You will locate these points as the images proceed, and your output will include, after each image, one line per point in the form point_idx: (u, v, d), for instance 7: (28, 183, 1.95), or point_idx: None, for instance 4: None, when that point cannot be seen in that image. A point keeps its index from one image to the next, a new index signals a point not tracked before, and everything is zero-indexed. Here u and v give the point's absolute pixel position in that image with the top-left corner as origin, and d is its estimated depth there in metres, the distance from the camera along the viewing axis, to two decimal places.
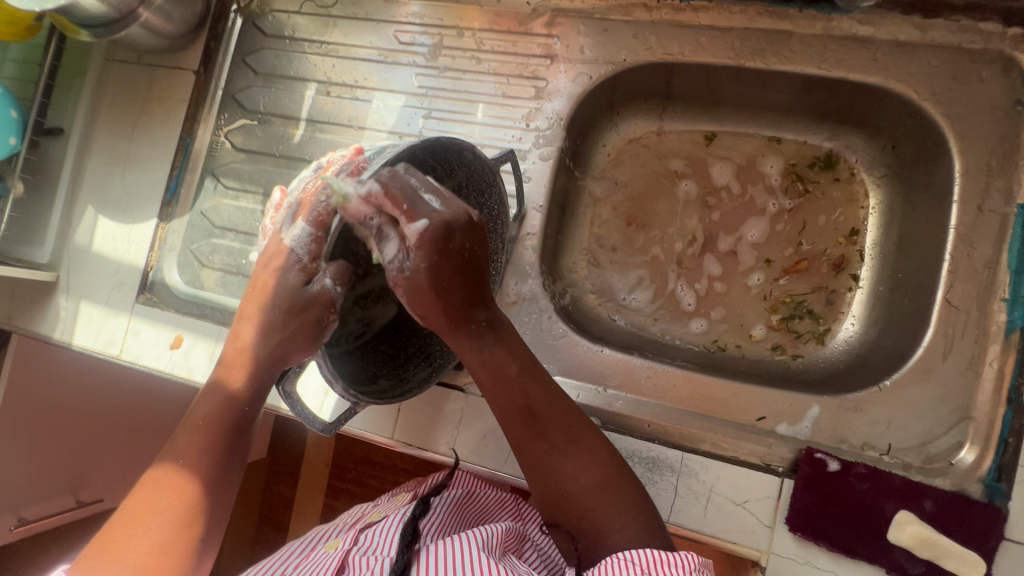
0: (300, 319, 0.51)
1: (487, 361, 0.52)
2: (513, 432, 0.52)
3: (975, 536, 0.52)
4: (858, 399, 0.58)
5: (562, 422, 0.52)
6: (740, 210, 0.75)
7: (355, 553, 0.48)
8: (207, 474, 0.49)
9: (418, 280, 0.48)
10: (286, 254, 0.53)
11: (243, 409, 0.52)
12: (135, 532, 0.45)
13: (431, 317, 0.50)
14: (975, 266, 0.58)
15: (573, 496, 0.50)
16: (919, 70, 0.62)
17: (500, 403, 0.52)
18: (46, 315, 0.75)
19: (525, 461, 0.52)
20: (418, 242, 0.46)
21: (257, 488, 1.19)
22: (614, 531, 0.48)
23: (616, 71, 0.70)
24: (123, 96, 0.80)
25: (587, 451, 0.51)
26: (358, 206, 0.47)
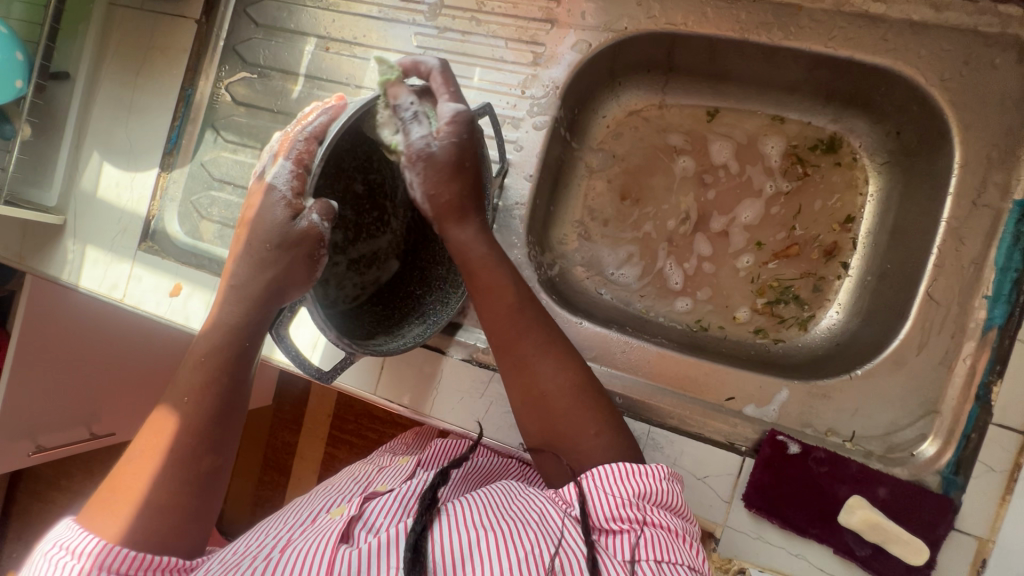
0: (292, 254, 0.50)
1: (483, 254, 0.54)
2: (498, 332, 0.55)
3: (925, 524, 0.53)
4: (827, 386, 0.58)
5: (539, 328, 0.55)
6: (736, 189, 0.74)
7: (360, 527, 0.50)
8: (213, 410, 0.49)
9: (442, 160, 0.51)
10: (267, 191, 0.51)
11: (242, 344, 0.51)
12: (144, 473, 0.47)
13: (443, 202, 0.53)
14: (961, 262, 0.57)
15: (551, 397, 0.53)
16: (929, 53, 0.59)
17: (490, 303, 0.55)
18: (55, 257, 0.78)
19: (508, 361, 0.55)
20: (451, 119, 0.50)
21: (261, 434, 1.25)
22: (589, 436, 0.52)
23: (617, 39, 0.68)
24: (127, 43, 0.81)
25: (564, 355, 0.55)
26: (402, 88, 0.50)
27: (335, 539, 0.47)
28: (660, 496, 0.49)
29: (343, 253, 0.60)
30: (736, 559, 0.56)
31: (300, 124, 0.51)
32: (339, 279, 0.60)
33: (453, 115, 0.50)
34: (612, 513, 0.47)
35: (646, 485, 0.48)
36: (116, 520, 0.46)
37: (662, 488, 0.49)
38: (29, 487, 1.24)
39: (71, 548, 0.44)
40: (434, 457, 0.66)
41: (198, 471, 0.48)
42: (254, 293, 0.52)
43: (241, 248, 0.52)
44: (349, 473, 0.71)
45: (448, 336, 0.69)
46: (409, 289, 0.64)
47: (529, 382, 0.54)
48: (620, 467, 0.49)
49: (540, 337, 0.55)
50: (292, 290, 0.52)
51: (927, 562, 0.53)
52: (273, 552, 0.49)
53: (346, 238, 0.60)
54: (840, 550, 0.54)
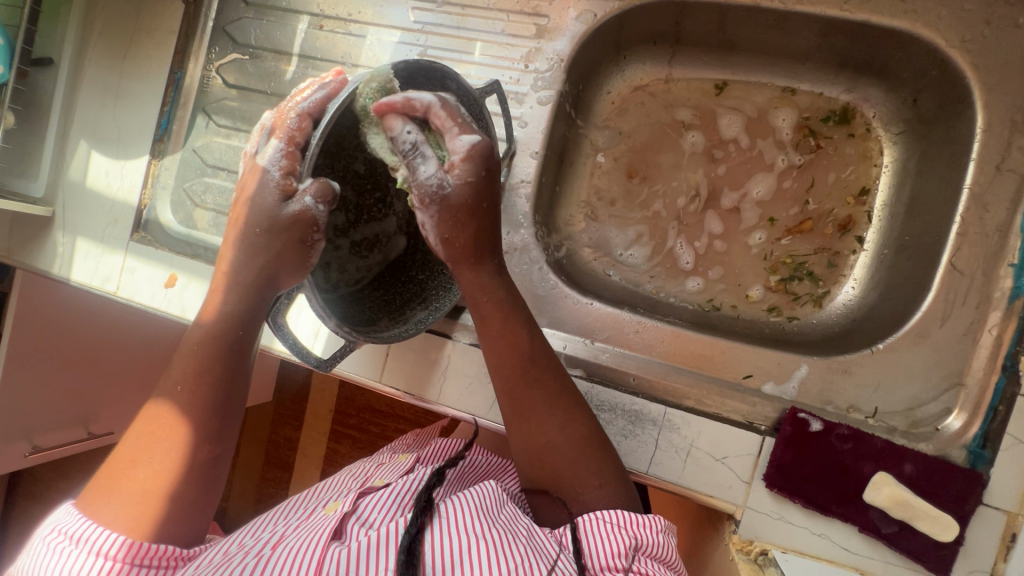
0: (283, 239, 0.48)
1: (500, 297, 0.51)
2: (510, 381, 0.52)
3: (953, 499, 0.52)
4: (848, 361, 0.57)
5: (555, 378, 0.53)
6: (747, 164, 0.72)
7: (353, 523, 0.49)
8: (210, 399, 0.47)
9: (458, 198, 0.46)
10: (260, 172, 0.48)
11: (237, 333, 0.48)
12: (141, 462, 0.45)
13: (457, 243, 0.48)
14: (985, 230, 0.56)
15: (559, 449, 0.51)
16: (951, 12, 0.57)
17: (502, 349, 0.52)
18: (44, 250, 0.76)
19: (515, 409, 0.52)
20: (470, 152, 0.45)
21: (262, 430, 1.23)
22: (592, 487, 0.50)
23: (623, 9, 0.65)
24: (112, 25, 0.77)
25: (575, 404, 0.52)
26: (402, 120, 0.45)
27: (327, 536, 0.46)
28: (656, 548, 0.47)
29: (345, 235, 0.57)
30: (758, 541, 0.55)
31: (295, 99, 0.48)
32: (342, 262, 0.58)
33: (469, 149, 0.45)
34: (608, 562, 0.45)
35: (647, 536, 0.47)
36: (114, 507, 0.44)
37: (659, 540, 0.48)
38: (28, 490, 1.21)
39: (71, 533, 0.43)
40: (434, 453, 0.63)
41: (197, 459, 0.46)
42: (247, 277, 0.49)
43: (234, 233, 0.50)
44: (348, 471, 0.68)
45: (452, 320, 0.67)
46: (412, 274, 0.61)
47: (537, 432, 0.51)
48: (624, 514, 0.47)
49: (554, 386, 0.52)
50: (284, 276, 0.50)
51: (956, 538, 0.51)
52: (264, 548, 0.47)
53: (349, 221, 0.58)
54: (865, 528, 0.53)
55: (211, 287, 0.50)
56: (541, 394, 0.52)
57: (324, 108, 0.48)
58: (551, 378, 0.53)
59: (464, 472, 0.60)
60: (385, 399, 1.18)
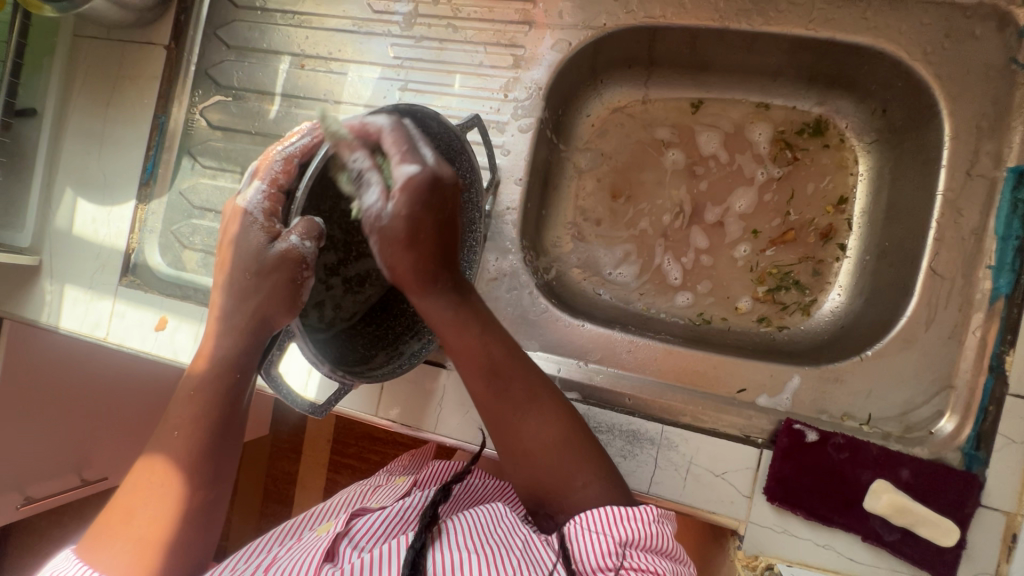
0: (271, 280, 0.48)
1: (447, 319, 0.50)
2: (476, 395, 0.51)
3: (951, 503, 0.52)
4: (838, 369, 0.58)
5: (524, 382, 0.51)
6: (727, 178, 0.73)
7: (346, 544, 0.48)
8: (205, 444, 0.46)
9: (395, 230, 0.47)
10: (241, 215, 0.49)
11: (234, 376, 0.48)
12: (139, 508, 0.45)
13: (400, 271, 0.49)
14: (961, 234, 0.57)
15: (538, 455, 0.50)
16: (910, 27, 0.59)
17: (463, 364, 0.51)
18: (32, 300, 0.75)
19: (491, 418, 0.51)
20: (405, 185, 0.44)
21: (258, 466, 1.21)
22: (576, 488, 0.49)
23: (596, 36, 0.67)
24: (95, 73, 0.78)
25: (548, 409, 0.51)
26: (354, 145, 0.46)
27: (320, 557, 0.45)
28: (649, 540, 0.45)
29: (338, 274, 0.58)
30: (763, 555, 0.55)
31: (281, 143, 0.49)
32: (336, 301, 0.58)
33: (405, 182, 0.44)
34: (598, 563, 0.44)
35: (637, 529, 0.45)
36: (112, 554, 0.43)
37: (654, 531, 0.46)
38: (21, 542, 1.18)
39: None
40: (431, 476, 0.63)
41: (194, 502, 0.46)
42: (241, 323, 0.49)
43: (221, 277, 0.50)
44: (347, 492, 0.67)
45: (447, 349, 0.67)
46: (404, 306, 0.61)
47: (512, 441, 0.50)
48: (615, 509, 0.46)
49: (521, 394, 0.51)
50: (277, 317, 0.49)
51: (958, 542, 0.51)
52: (255, 572, 0.47)
53: (339, 259, 0.58)
54: (867, 537, 0.53)
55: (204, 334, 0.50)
56: (512, 396, 0.51)
57: (308, 154, 0.48)
58: (521, 384, 0.51)
59: (460, 497, 0.59)
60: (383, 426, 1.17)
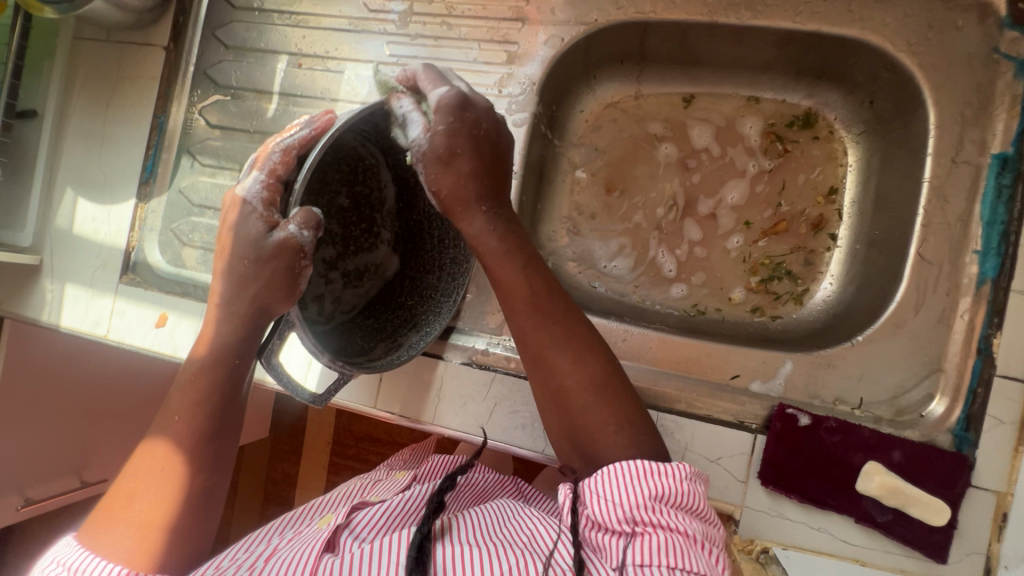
0: (270, 268, 0.49)
1: (488, 246, 0.52)
2: (516, 327, 0.52)
3: (942, 483, 0.53)
4: (830, 354, 0.58)
5: (564, 319, 0.52)
6: (719, 171, 0.74)
7: (346, 535, 0.49)
8: (203, 432, 0.47)
9: (436, 148, 0.51)
10: (240, 204, 0.50)
11: (232, 363, 0.49)
12: (139, 494, 0.45)
13: (445, 192, 0.52)
14: (948, 220, 0.58)
15: (572, 391, 0.50)
16: (894, 19, 0.60)
17: (504, 294, 0.52)
18: (32, 299, 0.76)
19: (528, 352, 0.52)
20: (438, 104, 0.51)
21: (259, 467, 1.22)
22: (607, 433, 0.48)
23: (588, 32, 0.68)
24: (95, 75, 0.79)
25: (587, 347, 0.51)
26: (401, 95, 0.53)
27: (320, 548, 0.46)
28: (679, 497, 0.44)
29: (338, 269, 0.59)
30: (759, 540, 0.56)
31: (280, 134, 0.50)
32: (335, 294, 0.59)
33: (441, 97, 0.51)
34: (623, 514, 0.43)
35: (668, 486, 0.44)
36: (113, 539, 0.44)
37: (684, 489, 0.44)
38: (20, 547, 1.18)
39: (68, 564, 0.42)
40: (432, 471, 0.63)
41: (194, 488, 0.46)
42: (241, 310, 0.50)
43: (220, 266, 0.51)
44: (345, 487, 0.67)
45: (445, 341, 0.68)
46: (402, 300, 0.62)
47: (548, 377, 0.51)
48: (642, 463, 0.45)
49: (560, 329, 0.51)
50: (275, 306, 0.50)
51: (949, 522, 0.52)
52: (256, 561, 0.47)
53: (337, 253, 0.59)
54: (860, 519, 0.54)
55: (203, 321, 0.51)
56: (550, 333, 0.51)
57: (307, 146, 0.50)
58: (560, 320, 0.51)
59: (461, 490, 0.59)
60: (383, 427, 1.18)
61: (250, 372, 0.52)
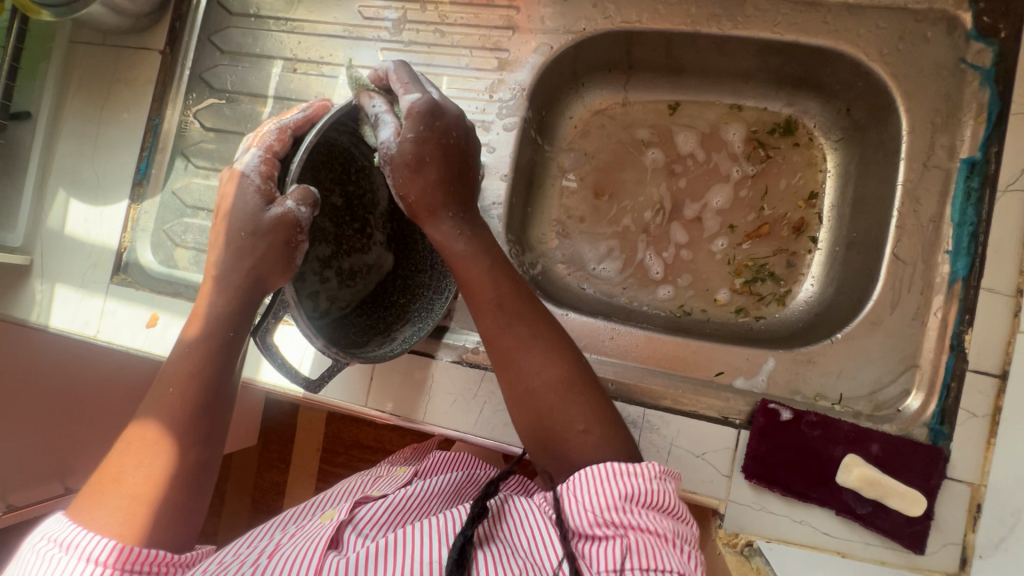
0: (268, 240, 0.50)
1: (460, 250, 0.53)
2: (486, 330, 0.53)
3: (919, 475, 0.54)
4: (811, 351, 0.60)
5: (529, 317, 0.52)
6: (705, 176, 0.76)
7: (349, 531, 0.49)
8: (200, 405, 0.48)
9: (405, 155, 0.51)
10: (238, 177, 0.51)
11: (228, 334, 0.50)
12: (132, 468, 0.45)
13: (411, 199, 0.53)
14: (921, 222, 0.61)
15: (540, 394, 0.50)
16: (867, 30, 0.63)
17: (473, 299, 0.53)
18: (22, 299, 0.76)
19: (498, 356, 0.52)
20: (410, 110, 0.50)
21: (248, 474, 1.21)
22: (577, 432, 0.48)
23: (577, 40, 0.71)
24: (90, 78, 0.80)
25: (553, 345, 0.52)
26: (373, 94, 0.53)
27: (324, 546, 0.46)
28: (649, 496, 0.44)
29: (334, 267, 0.60)
30: (743, 533, 0.57)
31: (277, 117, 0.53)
32: (331, 293, 0.60)
33: (411, 107, 0.50)
34: (595, 518, 0.43)
35: (638, 485, 0.44)
36: (105, 513, 0.44)
37: (653, 488, 0.45)
38: None
39: (61, 540, 0.42)
40: (433, 467, 0.63)
41: (187, 463, 0.47)
42: (235, 285, 0.51)
43: (217, 238, 0.52)
44: (344, 484, 0.67)
45: (436, 340, 0.68)
46: (393, 298, 0.63)
47: (516, 380, 0.51)
48: (611, 466, 0.45)
49: (530, 330, 0.52)
50: (272, 278, 0.52)
51: (925, 512, 0.54)
52: (259, 558, 0.47)
53: (331, 252, 0.60)
54: (841, 510, 0.55)
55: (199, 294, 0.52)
56: (521, 331, 0.52)
57: (302, 127, 0.52)
58: (527, 321, 0.52)
59: (461, 487, 0.59)
60: (373, 434, 1.17)
61: (243, 350, 0.53)
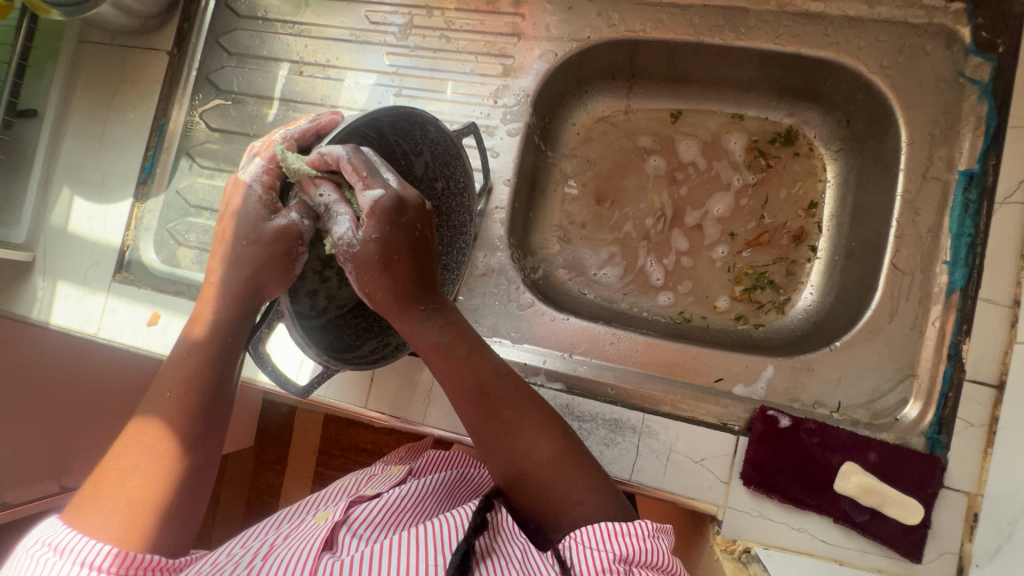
0: (267, 249, 0.50)
1: (438, 339, 0.50)
2: (469, 418, 0.51)
3: (916, 483, 0.55)
4: (809, 359, 0.61)
5: (513, 399, 0.51)
6: (706, 184, 0.77)
7: (344, 533, 0.49)
8: (196, 407, 0.48)
9: (368, 254, 0.46)
10: (243, 188, 0.51)
11: (225, 340, 0.50)
12: (128, 471, 0.46)
13: (378, 297, 0.48)
14: (919, 233, 0.61)
15: (531, 474, 0.49)
16: (867, 43, 0.64)
17: (453, 386, 0.51)
18: (23, 296, 0.76)
19: (483, 441, 0.51)
20: (370, 209, 0.45)
21: (244, 475, 1.20)
22: (573, 504, 0.48)
23: (581, 48, 0.72)
24: (97, 77, 0.81)
25: (540, 427, 0.50)
26: (323, 180, 0.48)
27: (319, 547, 0.46)
28: (644, 556, 0.45)
29: (337, 266, 0.61)
30: (740, 539, 0.57)
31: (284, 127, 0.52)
32: (331, 292, 0.61)
33: (372, 206, 0.45)
34: None
35: (633, 545, 0.45)
36: (100, 517, 0.44)
37: (648, 548, 0.45)
38: None
39: (55, 544, 0.42)
40: (429, 465, 0.62)
41: (184, 463, 0.47)
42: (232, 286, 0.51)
43: (219, 245, 0.52)
44: (341, 482, 0.66)
45: None
46: None
47: (506, 460, 0.50)
48: (611, 526, 0.45)
49: (513, 413, 0.51)
50: (268, 287, 0.51)
51: (922, 521, 0.54)
52: (253, 560, 0.47)
53: (335, 252, 0.61)
54: (839, 518, 0.55)
55: (199, 300, 0.52)
56: (506, 416, 0.51)
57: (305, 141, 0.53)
58: (510, 403, 0.51)
59: (456, 487, 0.59)
60: (370, 437, 1.17)
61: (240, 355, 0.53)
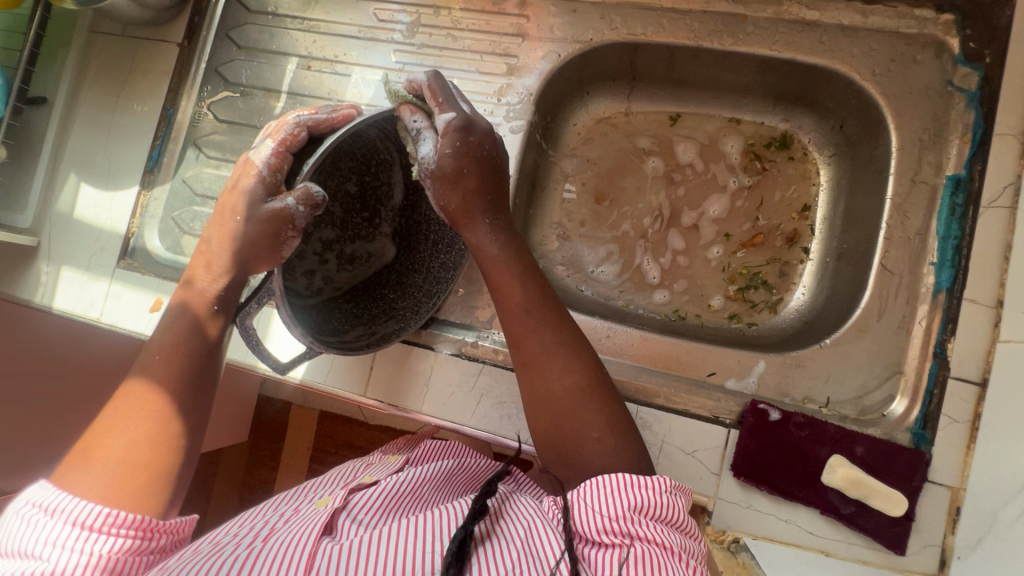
0: (259, 228, 0.52)
1: (495, 255, 0.56)
2: (511, 334, 0.54)
3: (900, 477, 0.56)
4: (800, 355, 0.62)
5: (554, 324, 0.54)
6: (703, 186, 0.79)
7: (344, 517, 0.50)
8: (186, 376, 0.49)
9: (444, 168, 0.54)
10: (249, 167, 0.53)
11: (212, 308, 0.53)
12: (115, 433, 0.46)
13: (451, 208, 0.55)
14: (908, 235, 0.63)
15: (558, 399, 0.52)
16: (861, 51, 0.66)
17: (501, 301, 0.55)
18: (26, 279, 0.77)
19: (520, 358, 0.54)
20: (445, 129, 0.53)
21: (238, 469, 1.21)
22: (593, 439, 0.51)
23: (584, 49, 0.73)
24: (108, 67, 0.82)
25: (573, 356, 0.53)
26: (415, 109, 0.55)
27: (318, 532, 0.47)
28: (657, 510, 0.46)
29: (336, 250, 0.62)
30: (730, 530, 0.58)
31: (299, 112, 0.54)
32: (328, 274, 0.62)
33: (446, 125, 0.53)
34: (604, 526, 0.44)
35: (643, 497, 0.46)
36: (87, 478, 0.44)
37: (661, 502, 0.46)
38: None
39: (44, 505, 0.43)
40: (426, 455, 0.63)
41: (172, 428, 0.47)
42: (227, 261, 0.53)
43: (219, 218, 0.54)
44: (340, 470, 0.67)
45: (434, 333, 0.69)
46: (384, 291, 0.65)
47: (536, 382, 0.53)
48: (621, 477, 0.46)
49: (552, 336, 0.53)
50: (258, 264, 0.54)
51: (906, 513, 0.56)
52: (254, 541, 0.48)
53: (335, 235, 0.62)
54: (826, 510, 0.57)
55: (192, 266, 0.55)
56: (543, 340, 0.53)
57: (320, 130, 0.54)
58: (551, 328, 0.54)
59: (454, 475, 0.59)
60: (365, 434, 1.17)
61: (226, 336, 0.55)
